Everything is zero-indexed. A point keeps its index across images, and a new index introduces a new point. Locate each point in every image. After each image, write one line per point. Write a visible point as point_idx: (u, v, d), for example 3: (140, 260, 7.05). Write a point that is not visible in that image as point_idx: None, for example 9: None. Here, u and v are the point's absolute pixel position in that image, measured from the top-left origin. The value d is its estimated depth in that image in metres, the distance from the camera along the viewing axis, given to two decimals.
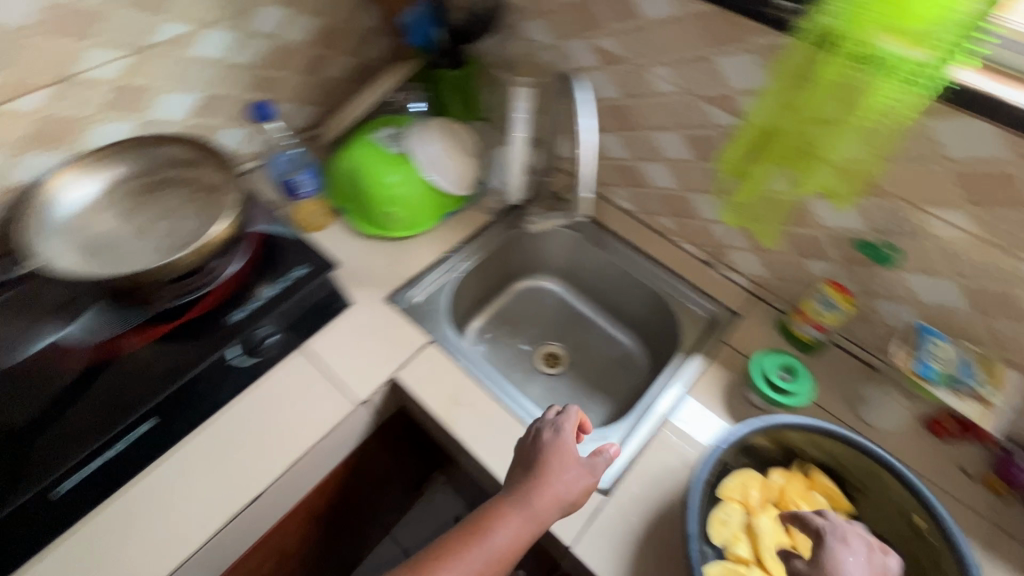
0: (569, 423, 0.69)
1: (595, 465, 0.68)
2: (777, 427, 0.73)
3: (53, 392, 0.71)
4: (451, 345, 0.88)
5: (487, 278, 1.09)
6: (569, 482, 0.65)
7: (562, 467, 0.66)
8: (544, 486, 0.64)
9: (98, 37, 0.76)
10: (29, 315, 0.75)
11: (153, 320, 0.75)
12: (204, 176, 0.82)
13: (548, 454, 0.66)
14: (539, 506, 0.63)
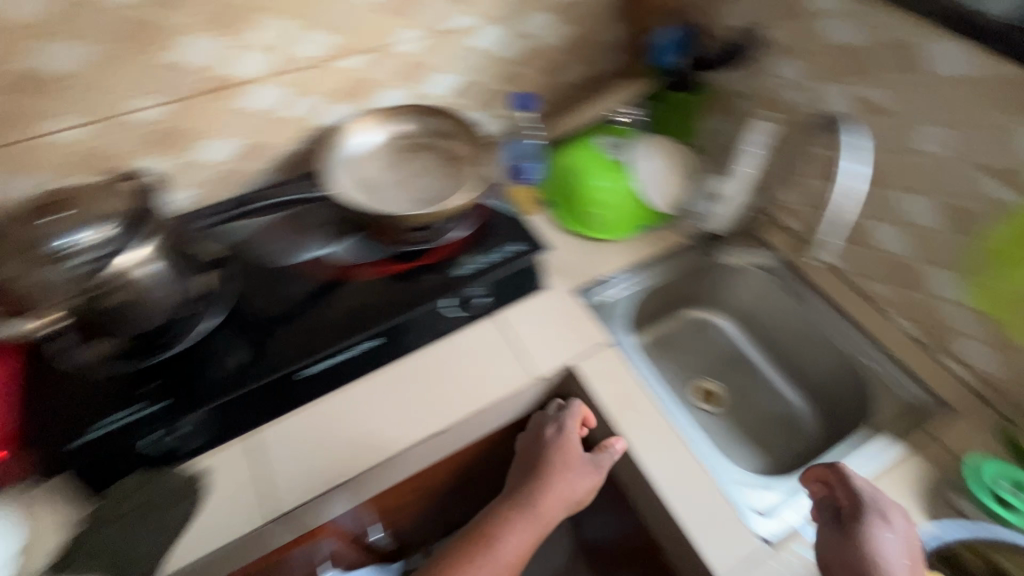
0: (569, 419, 0.85)
1: (597, 462, 0.80)
2: (987, 543, 0.68)
3: (310, 293, 0.84)
4: (627, 351, 0.90)
5: (663, 300, 1.09)
6: (575, 483, 0.81)
7: (563, 469, 0.82)
8: (551, 488, 0.81)
9: (413, 19, 0.90)
10: (299, 232, 0.90)
11: (395, 258, 0.88)
12: (456, 148, 0.94)
13: (553, 453, 0.83)
14: (546, 502, 0.81)
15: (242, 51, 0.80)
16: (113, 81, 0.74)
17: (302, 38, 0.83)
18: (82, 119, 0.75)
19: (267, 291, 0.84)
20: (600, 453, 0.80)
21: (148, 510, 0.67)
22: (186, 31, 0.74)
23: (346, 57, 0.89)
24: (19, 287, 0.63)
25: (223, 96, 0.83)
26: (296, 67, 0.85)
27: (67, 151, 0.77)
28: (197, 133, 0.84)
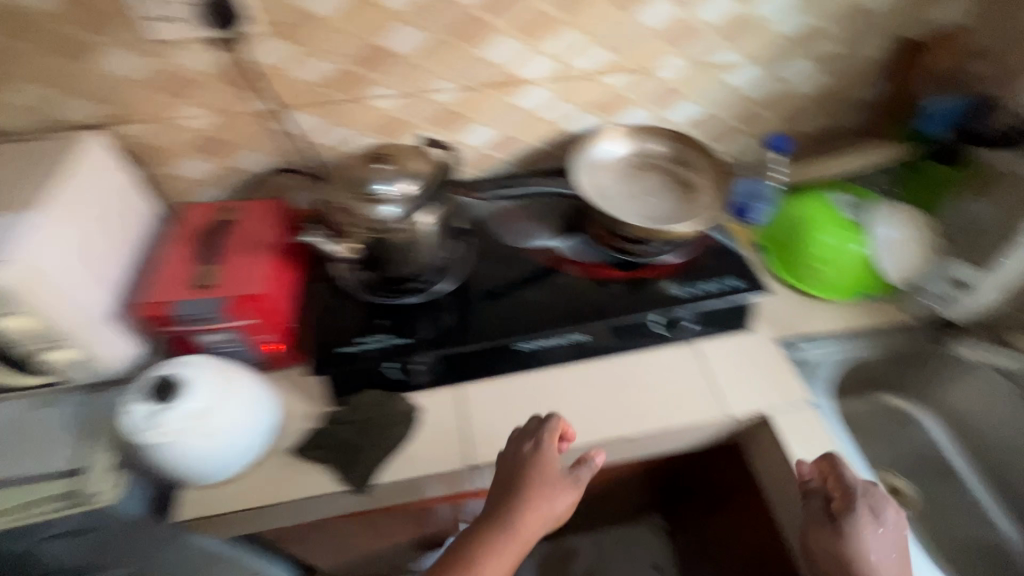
0: (548, 435, 0.73)
1: (577, 477, 0.72)
2: None
3: (529, 277, 0.91)
4: (826, 416, 0.86)
5: (864, 376, 1.01)
6: (554, 502, 0.70)
7: (545, 491, 0.69)
8: (531, 516, 0.68)
9: (684, 49, 0.95)
10: (532, 223, 0.99)
11: (615, 265, 0.92)
12: (690, 177, 0.97)
13: (531, 473, 0.70)
14: (523, 529, 0.67)
15: (534, 55, 0.89)
16: (431, 64, 0.87)
17: (584, 51, 0.91)
18: (396, 91, 0.89)
19: (496, 266, 0.93)
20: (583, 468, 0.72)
21: (374, 424, 0.79)
22: (500, 31, 0.85)
23: (613, 73, 0.95)
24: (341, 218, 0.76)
25: (503, 90, 0.93)
26: (570, 75, 0.93)
27: (375, 115, 0.92)
28: (470, 118, 0.95)
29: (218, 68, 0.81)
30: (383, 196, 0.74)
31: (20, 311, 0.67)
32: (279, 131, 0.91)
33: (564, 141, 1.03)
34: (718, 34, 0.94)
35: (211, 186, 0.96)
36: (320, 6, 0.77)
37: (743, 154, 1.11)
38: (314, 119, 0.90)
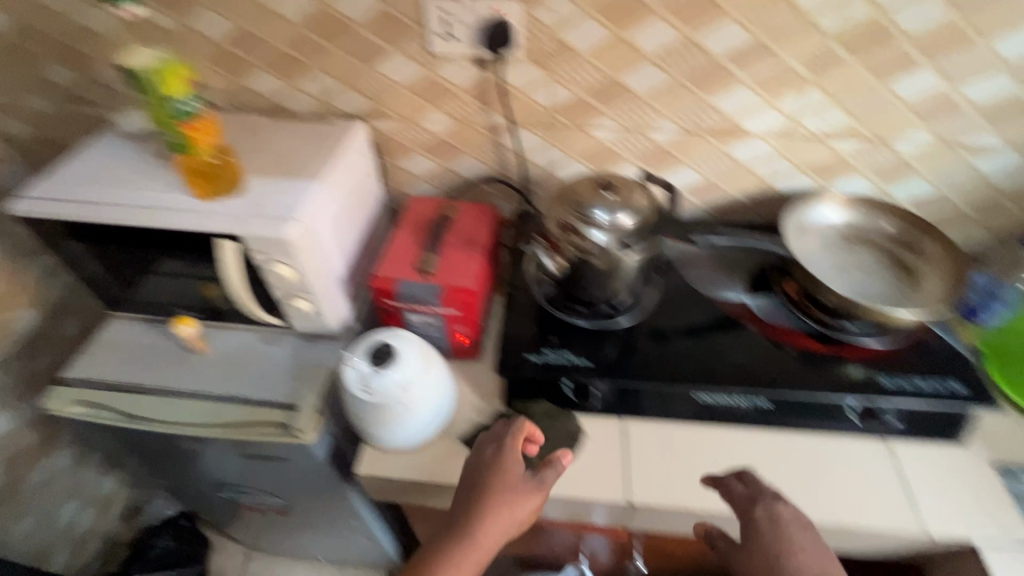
0: (512, 438, 0.73)
1: (542, 480, 0.70)
2: None
3: (715, 327, 0.90)
4: None
5: None
6: (519, 507, 0.69)
7: (509, 496, 0.69)
8: (493, 523, 0.68)
9: (934, 124, 0.88)
10: (721, 273, 0.98)
11: (811, 335, 0.87)
12: (910, 261, 0.90)
13: (490, 475, 0.70)
14: (485, 534, 0.67)
15: (766, 109, 0.88)
16: (660, 104, 0.89)
17: (820, 112, 0.88)
18: (617, 124, 0.93)
19: (679, 309, 0.93)
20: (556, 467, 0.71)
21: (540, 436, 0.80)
22: (740, 82, 0.85)
23: (843, 138, 0.90)
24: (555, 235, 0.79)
25: (722, 138, 0.92)
26: (796, 134, 0.90)
27: (590, 143, 0.96)
28: (679, 159, 0.96)
29: (471, 82, 0.90)
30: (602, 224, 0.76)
31: (286, 262, 0.76)
32: (500, 143, 0.98)
33: (767, 197, 1.00)
34: (980, 114, 0.86)
35: (426, 181, 1.07)
36: (578, 40, 0.83)
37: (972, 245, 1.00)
38: (535, 138, 0.96)
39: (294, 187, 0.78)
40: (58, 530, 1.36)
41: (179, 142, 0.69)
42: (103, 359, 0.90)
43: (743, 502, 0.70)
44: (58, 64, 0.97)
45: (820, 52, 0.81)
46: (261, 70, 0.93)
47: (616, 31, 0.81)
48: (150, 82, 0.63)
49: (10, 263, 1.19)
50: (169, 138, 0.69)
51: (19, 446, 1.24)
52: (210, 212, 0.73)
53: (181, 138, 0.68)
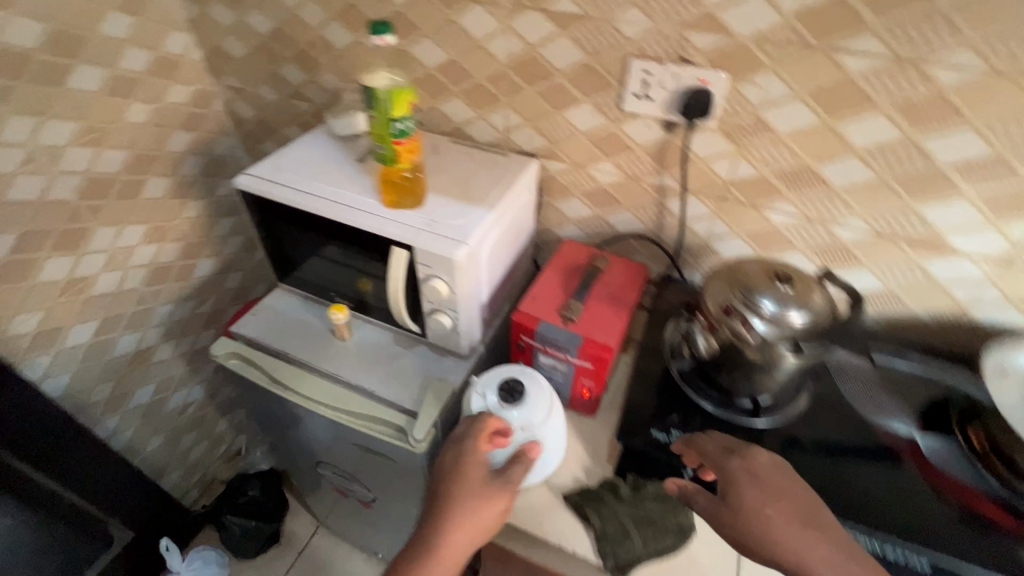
0: (479, 435, 0.72)
1: (509, 478, 0.71)
2: None
3: (868, 455, 0.79)
4: None
5: None
6: (486, 514, 0.69)
7: (473, 504, 0.68)
8: (458, 536, 0.67)
9: None
10: (887, 394, 0.86)
11: (992, 498, 0.73)
12: None
13: (455, 484, 0.70)
14: (453, 548, 0.67)
15: (984, 229, 0.77)
16: (854, 201, 0.82)
17: None
18: (798, 211, 0.87)
19: (827, 422, 0.83)
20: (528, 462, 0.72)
21: (647, 518, 0.74)
22: (960, 195, 0.76)
23: None
24: (713, 315, 0.75)
25: (920, 250, 0.83)
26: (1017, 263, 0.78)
27: (762, 224, 0.91)
28: (860, 261, 0.87)
29: (653, 142, 0.89)
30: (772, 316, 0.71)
31: (443, 278, 0.80)
32: (663, 205, 0.97)
33: (956, 323, 0.88)
34: None
35: (577, 225, 1.08)
36: (780, 122, 0.79)
37: None
38: (702, 207, 0.94)
39: (467, 212, 0.82)
40: (178, 453, 1.53)
41: (385, 155, 0.75)
42: (265, 322, 1.01)
43: (714, 451, 0.70)
44: (294, 65, 1.13)
45: None
46: (458, 98, 1.00)
47: (827, 119, 0.76)
48: (382, 100, 0.70)
49: (208, 219, 1.39)
50: (377, 150, 0.76)
51: (172, 374, 1.43)
52: (390, 219, 0.81)
53: (388, 152, 0.75)
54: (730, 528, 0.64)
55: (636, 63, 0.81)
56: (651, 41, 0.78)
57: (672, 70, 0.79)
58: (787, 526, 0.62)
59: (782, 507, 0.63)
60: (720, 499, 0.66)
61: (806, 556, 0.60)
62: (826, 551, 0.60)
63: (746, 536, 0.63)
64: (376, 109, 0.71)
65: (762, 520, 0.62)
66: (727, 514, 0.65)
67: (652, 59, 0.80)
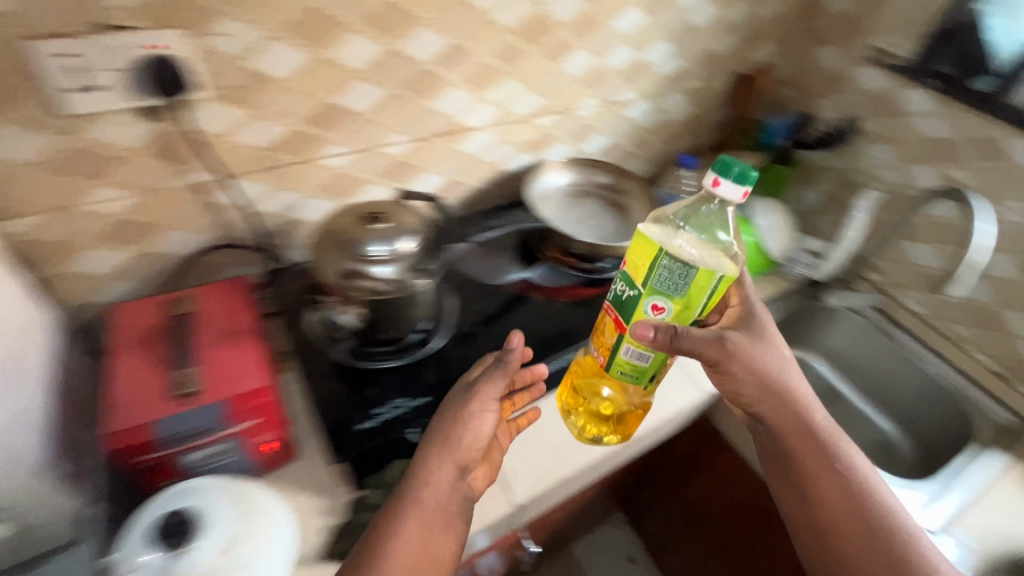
0: (496, 368, 0.75)
1: (498, 371, 0.75)
2: None
3: (499, 306, 0.95)
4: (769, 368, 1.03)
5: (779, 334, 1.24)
6: (471, 423, 0.70)
7: (449, 417, 0.71)
8: (438, 459, 0.67)
9: (598, 91, 1.09)
10: (494, 259, 1.01)
11: (582, 284, 1.00)
12: (628, 203, 1.11)
13: (439, 424, 0.71)
14: (434, 476, 0.66)
15: (480, 101, 0.95)
16: (384, 119, 0.87)
17: (520, 97, 0.99)
18: (348, 147, 0.86)
19: (475, 294, 0.96)
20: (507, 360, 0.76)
21: None
22: (451, 84, 0.89)
23: (544, 116, 1.05)
24: (363, 287, 0.71)
25: (449, 138, 0.97)
26: (507, 119, 1.01)
27: (325, 174, 0.88)
28: (420, 167, 0.97)
29: (147, 140, 0.70)
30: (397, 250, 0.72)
31: None
32: (215, 202, 0.80)
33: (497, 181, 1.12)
34: (622, 78, 1.10)
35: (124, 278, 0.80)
36: (273, 68, 0.72)
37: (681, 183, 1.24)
38: (258, 185, 0.82)
39: None
40: None
41: (646, 363, 0.70)
42: None
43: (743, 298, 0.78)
44: None
45: (506, 45, 0.90)
46: None
47: (315, 51, 0.74)
48: (690, 291, 0.63)
49: None
50: (632, 355, 0.69)
51: None
52: None
53: (653, 360, 0.69)
54: (711, 350, 0.69)
55: (35, 47, 0.57)
56: (35, 11, 0.56)
57: (100, 44, 0.60)
58: (799, 382, 0.76)
59: (792, 375, 0.75)
60: (736, 327, 0.75)
61: (800, 397, 0.75)
62: (806, 413, 0.75)
63: (771, 379, 0.73)
64: (678, 296, 0.63)
65: (777, 368, 0.74)
66: (729, 340, 0.70)
67: (61, 36, 0.58)
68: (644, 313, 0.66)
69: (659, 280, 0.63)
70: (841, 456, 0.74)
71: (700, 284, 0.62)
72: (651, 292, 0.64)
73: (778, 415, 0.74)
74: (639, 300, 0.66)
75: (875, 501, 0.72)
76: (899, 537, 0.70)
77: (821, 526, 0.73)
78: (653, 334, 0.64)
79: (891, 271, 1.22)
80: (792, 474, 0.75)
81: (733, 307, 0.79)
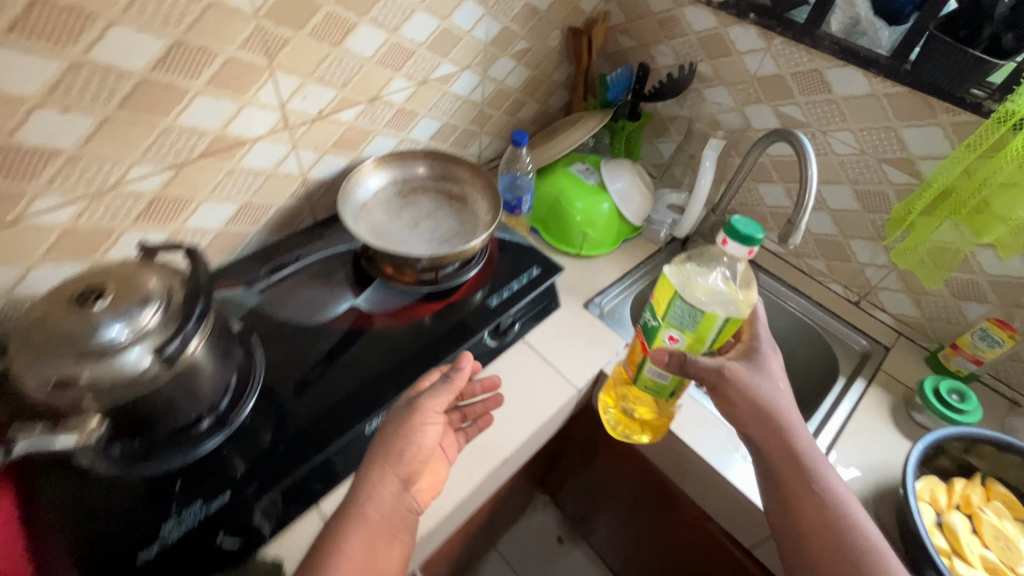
0: (454, 379, 0.72)
1: (449, 383, 0.72)
2: (940, 438, 0.81)
3: (328, 346, 0.81)
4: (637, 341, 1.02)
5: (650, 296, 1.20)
6: (415, 436, 0.67)
7: (390, 432, 0.67)
8: (382, 469, 0.64)
9: (404, 71, 0.93)
10: (318, 290, 0.87)
11: (424, 299, 0.88)
12: (467, 194, 1.00)
13: (384, 433, 0.68)
14: (379, 487, 0.63)
15: (245, 108, 0.77)
16: (109, 151, 0.67)
17: (302, 93, 0.82)
18: (66, 195, 0.67)
19: (296, 338, 0.81)
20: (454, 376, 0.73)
21: None
22: (194, 92, 0.70)
23: (343, 109, 0.89)
24: (89, 388, 0.53)
25: (221, 158, 0.79)
26: (294, 121, 0.84)
27: (48, 232, 0.68)
28: (193, 196, 0.79)
29: None
30: (138, 330, 0.56)
31: None
32: None
33: (311, 192, 0.96)
34: (430, 51, 0.95)
35: None
36: None
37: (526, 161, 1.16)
38: None
39: None
40: None
41: (664, 381, 0.84)
42: None
43: (751, 336, 0.83)
44: None
45: (255, 35, 0.71)
46: None
47: None
48: (720, 329, 0.76)
49: None
50: (653, 373, 0.84)
51: None
52: None
53: (673, 379, 0.83)
54: (712, 376, 0.77)
55: None
56: None
57: None
58: (792, 412, 0.76)
59: (787, 407, 0.76)
60: (738, 357, 0.81)
61: (798, 425, 0.76)
62: (795, 433, 0.75)
63: (761, 400, 0.76)
64: (691, 329, 0.77)
65: (764, 395, 0.76)
66: (726, 370, 0.77)
67: None
68: (663, 342, 0.80)
69: (674, 315, 0.78)
70: (822, 477, 0.72)
71: (707, 321, 0.75)
72: (668, 324, 0.79)
73: (767, 437, 0.75)
74: (659, 330, 0.80)
75: (855, 511, 0.70)
76: (872, 545, 0.67)
77: (801, 533, 0.71)
78: (667, 359, 0.78)
79: (747, 215, 1.20)
80: (776, 489, 0.74)
81: (740, 341, 0.84)
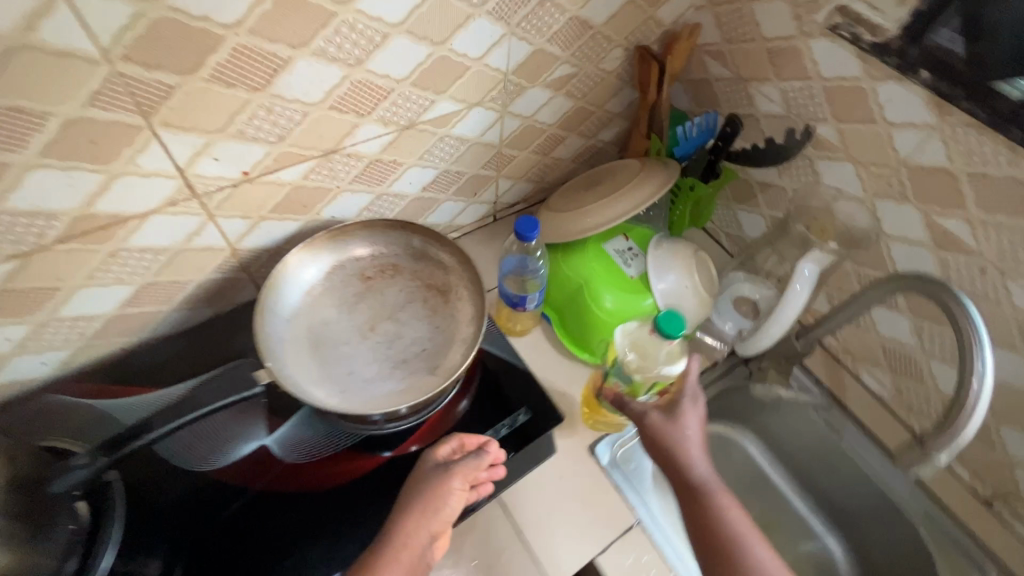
0: (480, 451, 0.65)
1: (477, 454, 0.65)
2: None
3: (220, 507, 0.62)
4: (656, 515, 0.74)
5: None
6: (448, 501, 0.61)
7: (426, 489, 0.61)
8: (417, 521, 0.59)
9: (377, 115, 0.66)
10: (224, 416, 0.66)
11: (357, 450, 0.66)
12: (452, 286, 0.74)
13: (416, 487, 0.62)
14: (412, 539, 0.58)
15: (118, 179, 0.53)
16: None
17: (211, 154, 0.57)
18: None
19: (188, 486, 0.62)
20: (481, 454, 0.65)
21: None
22: (24, 168, 0.48)
23: (283, 168, 0.64)
24: None
25: (94, 240, 0.57)
26: (205, 188, 0.60)
27: None
28: (60, 284, 0.58)
29: None
30: None
31: None
32: None
33: (248, 262, 0.73)
34: (419, 87, 0.66)
35: None
36: None
37: (549, 228, 0.87)
38: None
39: None
40: None
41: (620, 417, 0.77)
42: None
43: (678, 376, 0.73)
44: None
45: (112, 85, 0.47)
46: None
47: None
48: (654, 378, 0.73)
49: None
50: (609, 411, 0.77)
51: None
52: None
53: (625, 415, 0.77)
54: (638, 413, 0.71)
55: None
56: None
57: None
58: (701, 451, 0.67)
59: (695, 446, 0.67)
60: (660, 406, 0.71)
61: (698, 462, 0.66)
62: (693, 470, 0.66)
63: (664, 443, 0.67)
64: (627, 382, 0.75)
65: (674, 437, 0.67)
66: (645, 417, 0.70)
67: None
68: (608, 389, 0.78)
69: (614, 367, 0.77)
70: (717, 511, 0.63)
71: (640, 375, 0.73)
72: (610, 374, 0.77)
73: (671, 479, 0.67)
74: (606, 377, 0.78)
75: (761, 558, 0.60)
76: None
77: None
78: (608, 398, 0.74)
79: (847, 339, 0.86)
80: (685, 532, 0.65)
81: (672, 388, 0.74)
